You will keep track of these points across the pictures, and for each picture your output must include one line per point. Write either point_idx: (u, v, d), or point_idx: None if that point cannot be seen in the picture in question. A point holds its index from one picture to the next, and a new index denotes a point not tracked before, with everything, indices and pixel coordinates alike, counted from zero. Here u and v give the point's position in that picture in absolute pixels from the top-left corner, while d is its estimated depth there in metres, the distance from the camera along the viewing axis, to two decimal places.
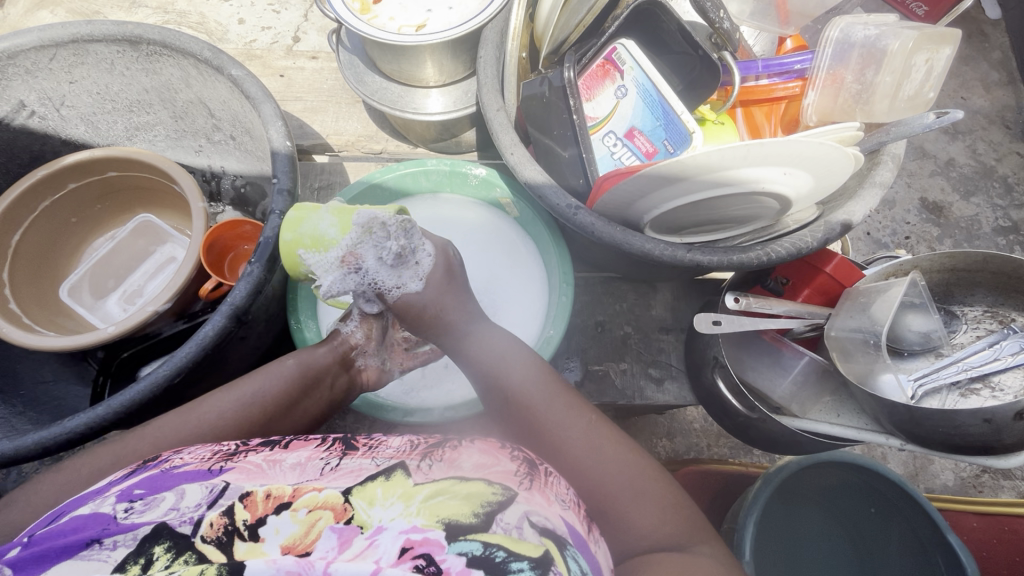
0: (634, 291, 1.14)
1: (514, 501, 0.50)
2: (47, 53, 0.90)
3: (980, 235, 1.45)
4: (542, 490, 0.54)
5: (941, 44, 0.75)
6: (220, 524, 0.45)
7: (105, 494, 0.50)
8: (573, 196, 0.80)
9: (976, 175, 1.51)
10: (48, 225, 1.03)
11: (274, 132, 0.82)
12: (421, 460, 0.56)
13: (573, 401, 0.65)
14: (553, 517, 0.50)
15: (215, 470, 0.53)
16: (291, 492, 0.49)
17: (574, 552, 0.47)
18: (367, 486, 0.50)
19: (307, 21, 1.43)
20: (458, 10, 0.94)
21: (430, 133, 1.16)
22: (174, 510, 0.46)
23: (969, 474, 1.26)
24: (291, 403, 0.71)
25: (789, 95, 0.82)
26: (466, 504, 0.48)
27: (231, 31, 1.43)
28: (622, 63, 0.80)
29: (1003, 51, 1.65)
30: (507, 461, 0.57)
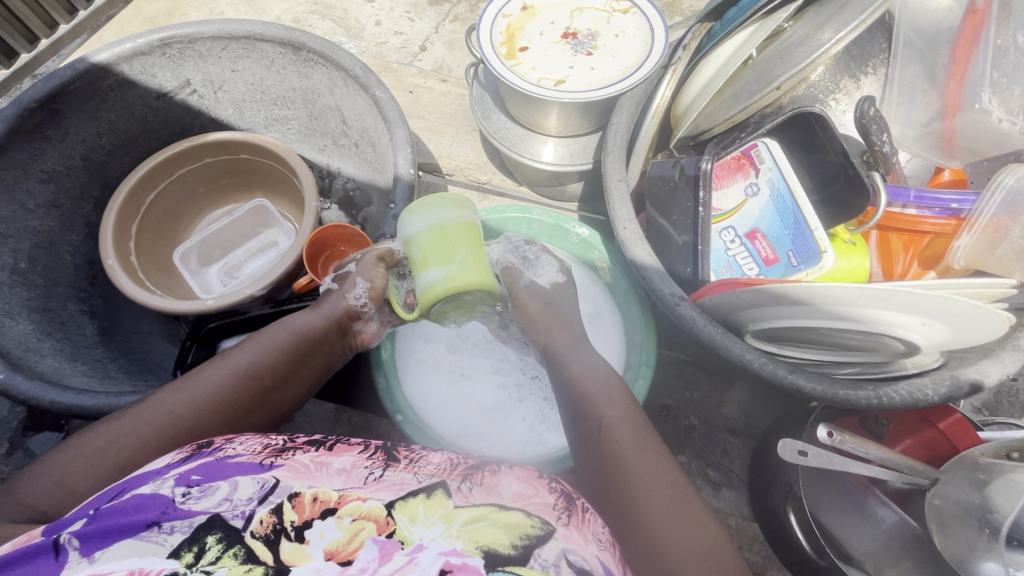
0: (709, 381, 1.08)
1: (552, 537, 0.47)
2: (221, 43, 0.99)
3: None
4: (579, 527, 0.51)
5: None
6: (270, 521, 0.45)
7: (164, 477, 0.50)
8: (677, 285, 0.77)
9: None
10: (180, 192, 1.12)
11: (401, 158, 0.86)
12: (461, 481, 0.53)
13: (624, 397, 0.63)
14: (590, 558, 0.47)
15: (266, 464, 0.52)
16: (336, 498, 0.49)
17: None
18: (409, 501, 0.49)
19: (438, 34, 1.49)
20: (599, 72, 0.95)
21: (538, 178, 1.17)
22: (227, 502, 0.47)
23: None
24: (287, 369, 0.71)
25: (936, 232, 0.75)
26: (505, 534, 0.46)
27: (367, 30, 1.51)
28: (759, 161, 0.78)
29: None
30: (545, 494, 0.54)
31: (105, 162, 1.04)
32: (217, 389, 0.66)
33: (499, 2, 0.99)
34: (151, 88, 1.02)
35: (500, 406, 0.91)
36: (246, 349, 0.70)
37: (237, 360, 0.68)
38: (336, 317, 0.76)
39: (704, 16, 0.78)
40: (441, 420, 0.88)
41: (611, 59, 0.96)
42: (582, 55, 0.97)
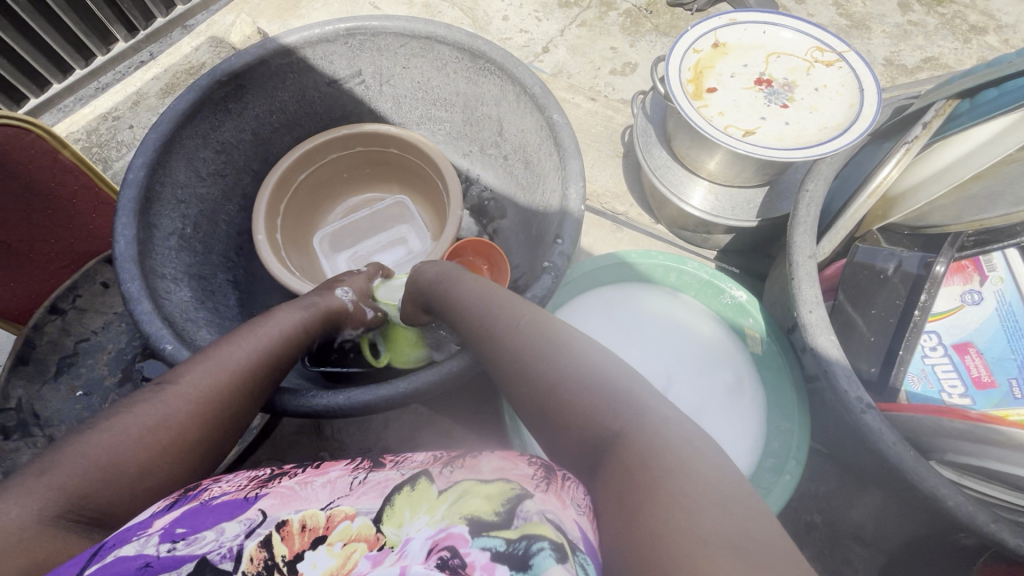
0: (839, 478, 0.99)
1: (532, 497, 0.44)
2: (402, 41, 0.99)
3: None
4: (559, 492, 0.45)
5: None
6: (260, 557, 0.40)
7: (146, 532, 0.42)
8: (864, 388, 0.68)
9: None
10: (326, 177, 1.14)
11: (573, 192, 0.82)
12: (443, 467, 0.50)
13: (590, 371, 0.48)
14: (566, 520, 0.42)
15: (251, 496, 0.45)
16: (326, 521, 0.43)
17: (583, 558, 0.40)
18: (396, 504, 0.45)
19: (561, 37, 1.48)
20: (795, 128, 0.87)
21: (684, 222, 1.10)
22: (215, 544, 0.41)
23: None
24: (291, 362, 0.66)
25: None
26: (486, 503, 0.44)
27: (492, 24, 1.50)
28: (988, 269, 0.69)
29: None
30: (526, 464, 0.49)
31: (269, 138, 1.06)
32: (228, 373, 0.57)
33: (692, 36, 0.93)
34: (325, 74, 1.03)
35: None
36: (251, 327, 0.63)
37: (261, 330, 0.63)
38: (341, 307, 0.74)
39: (951, 94, 0.69)
40: None
41: (809, 115, 0.88)
42: (776, 107, 0.89)
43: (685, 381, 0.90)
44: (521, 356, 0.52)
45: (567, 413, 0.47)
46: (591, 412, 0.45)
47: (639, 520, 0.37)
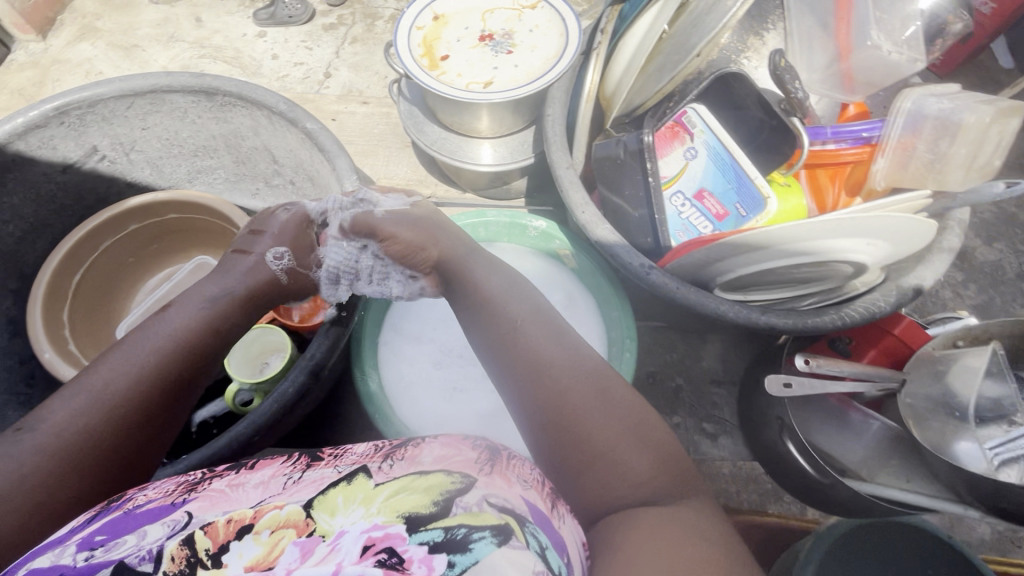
0: (684, 342, 1.14)
1: (473, 486, 0.46)
2: (125, 102, 0.92)
3: (1003, 281, 1.44)
4: (502, 474, 0.50)
5: (1011, 117, 0.76)
6: (182, 556, 0.40)
7: (63, 544, 0.42)
8: (644, 255, 0.80)
9: (999, 222, 1.51)
10: (108, 266, 1.04)
11: (349, 186, 0.84)
12: (381, 461, 0.51)
13: (602, 389, 0.56)
14: (513, 497, 0.47)
15: (178, 503, 0.46)
16: (252, 512, 0.44)
17: (534, 528, 0.44)
18: (328, 494, 0.45)
19: (340, 59, 1.47)
20: (523, 68, 0.97)
21: (481, 181, 1.18)
22: (134, 549, 0.40)
23: None
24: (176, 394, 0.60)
25: (856, 160, 0.82)
26: (425, 496, 0.45)
27: (264, 65, 1.48)
28: (692, 126, 0.83)
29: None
30: (469, 451, 0.53)
31: (16, 249, 0.96)
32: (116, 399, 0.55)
33: (410, 16, 1.00)
34: (54, 162, 0.94)
35: (497, 410, 0.88)
36: (129, 348, 0.59)
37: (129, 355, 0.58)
38: (259, 284, 0.67)
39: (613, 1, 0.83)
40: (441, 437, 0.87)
41: (531, 54, 0.98)
42: (503, 54, 0.99)
43: None
44: (512, 342, 0.59)
45: (567, 413, 0.54)
46: (579, 416, 0.54)
47: (634, 532, 0.47)
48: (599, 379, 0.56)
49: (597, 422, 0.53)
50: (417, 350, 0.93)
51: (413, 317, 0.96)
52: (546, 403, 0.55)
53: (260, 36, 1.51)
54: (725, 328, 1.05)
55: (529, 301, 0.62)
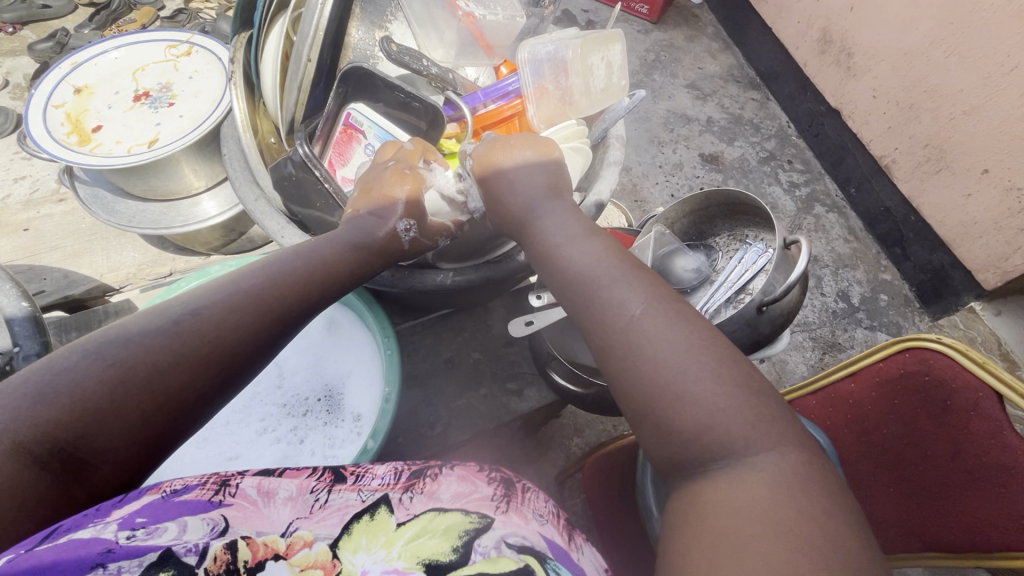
0: (471, 318, 1.19)
1: (491, 527, 0.53)
2: None
3: (751, 169, 1.87)
4: (518, 509, 0.58)
5: (609, 43, 0.92)
6: (224, 558, 0.44)
7: (104, 520, 0.42)
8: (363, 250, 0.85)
9: (732, 124, 1.96)
10: None
11: (3, 297, 0.74)
12: (402, 492, 0.56)
13: (636, 274, 0.60)
14: (531, 535, 0.54)
15: (215, 501, 0.48)
16: (284, 547, 0.48)
17: (554, 564, 0.52)
18: (353, 533, 0.51)
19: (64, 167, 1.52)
20: (189, 116, 0.93)
21: (214, 237, 1.13)
22: (179, 542, 0.43)
23: (815, 360, 1.51)
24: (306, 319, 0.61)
25: (515, 112, 0.93)
26: (445, 540, 0.51)
27: None
28: (361, 125, 0.83)
29: (714, 26, 2.23)
30: (484, 487, 0.59)
31: None
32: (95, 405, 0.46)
33: (39, 97, 0.90)
34: None
35: (283, 461, 0.86)
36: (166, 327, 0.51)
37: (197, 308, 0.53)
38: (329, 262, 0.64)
39: (238, 29, 0.87)
40: None
41: (196, 100, 0.95)
42: (164, 108, 0.94)
43: (291, 353, 0.95)
44: (591, 301, 0.59)
45: (590, 320, 0.58)
46: (617, 375, 0.54)
47: (705, 512, 0.45)
48: (624, 333, 0.55)
49: (614, 321, 0.56)
50: None
51: None
52: (613, 377, 0.55)
53: None
54: (494, 294, 1.12)
55: (561, 236, 0.66)
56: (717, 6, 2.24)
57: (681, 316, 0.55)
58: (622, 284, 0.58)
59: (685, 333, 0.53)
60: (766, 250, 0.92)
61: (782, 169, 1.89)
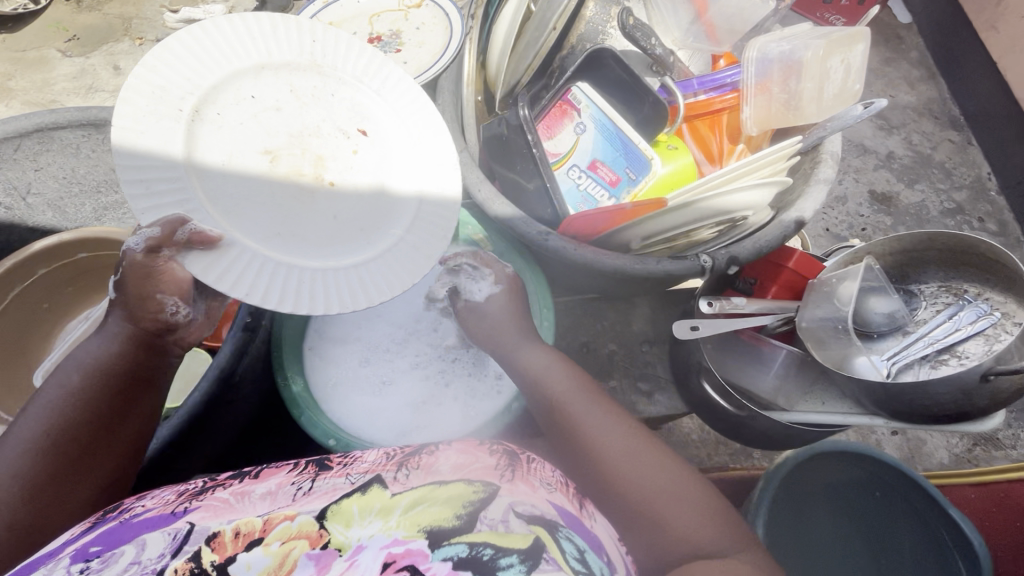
0: (614, 309, 1.17)
1: (497, 495, 0.51)
2: (13, 143, 0.91)
3: (928, 219, 1.64)
4: (524, 478, 0.55)
5: (852, 43, 0.83)
6: (186, 568, 0.43)
7: (58, 557, 0.44)
8: (541, 223, 0.84)
9: (915, 164, 1.73)
10: (19, 310, 1.02)
11: None
12: (397, 470, 0.54)
13: (600, 397, 0.69)
14: (539, 504, 0.52)
15: (180, 511, 0.48)
16: (262, 525, 0.46)
17: (568, 532, 0.50)
18: (343, 505, 0.49)
19: None
20: (413, 64, 1.00)
21: None
22: (135, 564, 0.43)
23: (964, 451, 1.32)
24: (105, 411, 0.59)
25: (727, 107, 0.89)
26: (447, 508, 0.48)
27: None
28: (577, 102, 0.87)
29: (919, 51, 1.92)
30: (486, 457, 0.57)
31: None
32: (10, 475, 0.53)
33: None
34: None
35: (431, 396, 0.92)
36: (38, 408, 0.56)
37: (11, 445, 0.54)
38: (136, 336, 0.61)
39: None
40: (375, 429, 0.89)
41: (420, 50, 1.02)
42: (392, 54, 1.02)
43: None
44: (565, 412, 0.67)
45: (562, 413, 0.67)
46: (596, 467, 0.62)
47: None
48: (621, 442, 0.62)
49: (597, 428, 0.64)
50: (345, 351, 0.94)
51: (335, 319, 0.96)
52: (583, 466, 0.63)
53: None
54: (644, 289, 1.10)
55: (516, 352, 0.75)
56: (929, 27, 1.92)
57: (655, 440, 0.63)
58: (596, 410, 0.66)
59: (668, 454, 0.61)
60: (989, 314, 0.80)
61: (970, 227, 1.64)
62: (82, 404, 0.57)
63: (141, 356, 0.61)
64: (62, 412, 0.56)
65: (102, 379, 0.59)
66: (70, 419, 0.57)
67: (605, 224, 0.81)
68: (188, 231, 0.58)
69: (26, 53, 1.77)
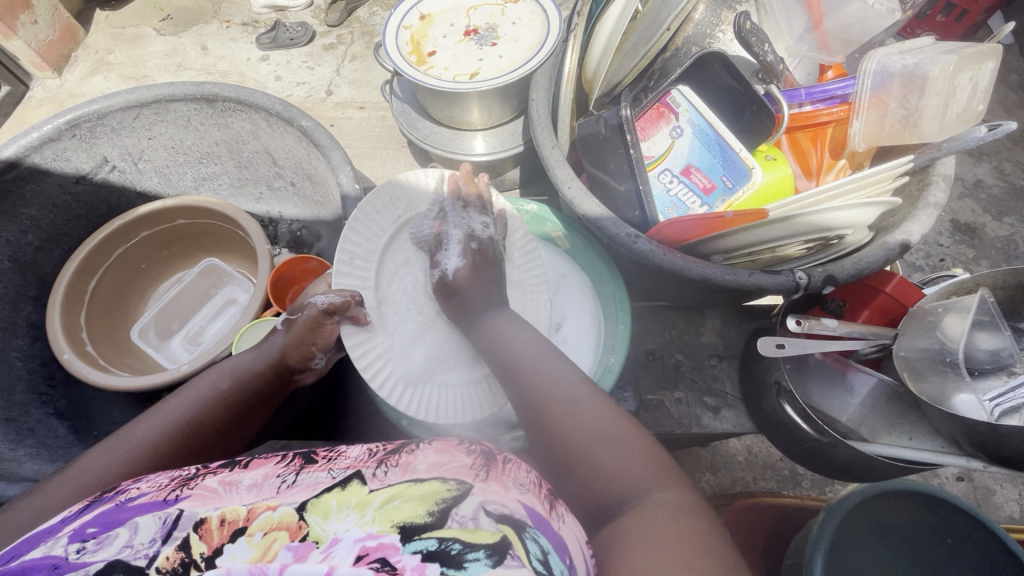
0: (683, 319, 1.15)
1: (469, 493, 0.47)
2: (132, 112, 0.98)
3: (1017, 254, 1.53)
4: (499, 479, 0.51)
5: (984, 60, 0.78)
6: (177, 556, 0.40)
7: (56, 536, 0.44)
8: (631, 226, 0.82)
9: (1006, 195, 1.62)
10: (123, 269, 1.09)
11: (344, 178, 0.88)
12: (376, 467, 0.51)
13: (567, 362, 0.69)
14: (511, 503, 0.48)
15: (170, 499, 0.47)
16: (245, 514, 0.44)
17: (534, 532, 0.45)
18: (322, 498, 0.46)
19: (339, 76, 1.69)
20: (508, 57, 1.01)
21: (476, 173, 1.24)
22: (127, 549, 0.41)
23: None
24: (234, 420, 0.73)
25: (833, 120, 0.86)
26: (421, 504, 0.45)
27: (269, 86, 1.70)
28: (676, 106, 0.86)
29: (1021, 73, 1.79)
30: (463, 457, 0.54)
31: (34, 259, 1.00)
32: (175, 420, 0.67)
33: (397, 16, 1.04)
34: (67, 173, 0.99)
35: None
36: (203, 385, 0.73)
37: (161, 416, 0.67)
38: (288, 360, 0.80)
39: None
40: None
41: (515, 45, 1.02)
42: (488, 47, 1.03)
43: None
44: (510, 371, 0.70)
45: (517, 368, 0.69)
46: (537, 415, 0.64)
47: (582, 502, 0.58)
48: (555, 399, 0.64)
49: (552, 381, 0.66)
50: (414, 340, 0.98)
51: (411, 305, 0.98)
52: (528, 412, 0.65)
53: (262, 61, 1.76)
54: (719, 302, 1.07)
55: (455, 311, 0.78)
56: None
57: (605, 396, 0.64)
58: (562, 363, 0.68)
59: (607, 404, 0.63)
60: None
61: None
62: (223, 407, 0.71)
63: (273, 385, 0.79)
64: (202, 405, 0.70)
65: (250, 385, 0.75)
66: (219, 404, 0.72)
67: (694, 232, 0.79)
68: (353, 310, 0.77)
69: (125, 30, 1.88)
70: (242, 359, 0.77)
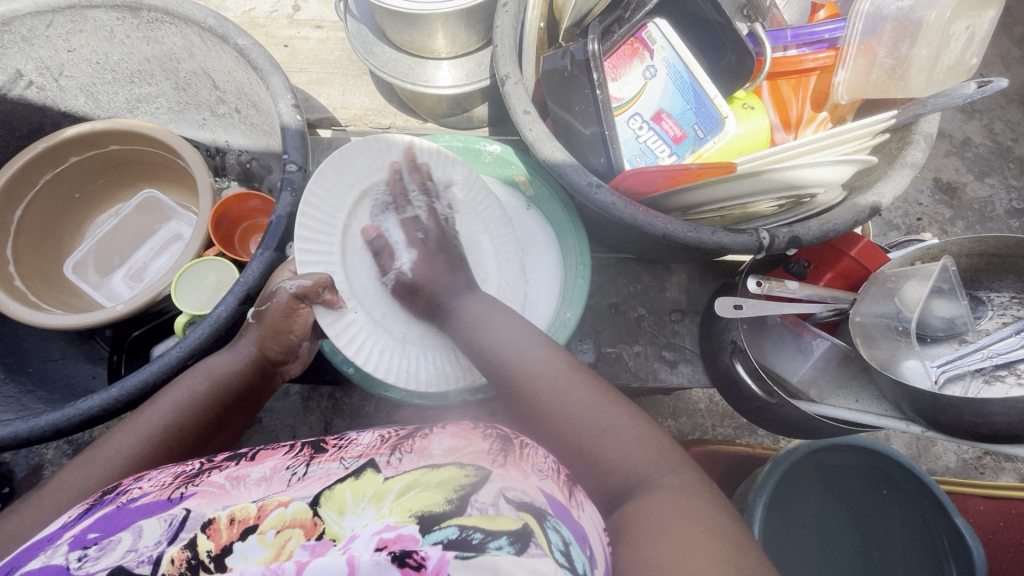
0: (649, 273, 1.12)
1: (488, 480, 0.46)
2: (44, 19, 0.87)
3: (993, 217, 1.52)
4: (517, 464, 0.50)
5: (984, 9, 0.71)
6: (182, 559, 0.39)
7: (55, 545, 0.42)
8: (594, 174, 0.76)
9: (991, 155, 1.59)
10: (52, 196, 1.01)
11: (283, 106, 0.80)
12: (390, 454, 0.51)
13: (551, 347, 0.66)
14: (530, 490, 0.46)
15: (176, 498, 0.46)
16: (256, 512, 0.43)
17: (556, 521, 0.44)
18: (336, 490, 0.45)
19: None
20: None
21: (440, 107, 1.15)
22: (131, 553, 0.40)
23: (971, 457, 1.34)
24: (216, 421, 0.69)
25: (819, 67, 0.80)
26: (439, 492, 0.43)
27: None
28: (652, 42, 0.79)
29: None
30: (479, 441, 0.53)
31: None
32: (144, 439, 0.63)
33: None
34: None
35: None
36: (174, 392, 0.67)
37: (136, 427, 0.63)
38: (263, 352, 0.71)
39: None
40: None
41: None
42: None
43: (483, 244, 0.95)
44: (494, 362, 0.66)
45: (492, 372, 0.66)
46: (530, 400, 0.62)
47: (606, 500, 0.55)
48: (543, 392, 0.61)
49: (533, 376, 0.62)
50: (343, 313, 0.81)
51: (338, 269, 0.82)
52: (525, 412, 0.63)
53: None
54: (689, 257, 1.03)
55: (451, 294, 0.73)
56: None
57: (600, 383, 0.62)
58: (540, 351, 0.65)
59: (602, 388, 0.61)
60: None
61: None
62: (196, 414, 0.66)
63: (254, 381, 0.72)
64: (179, 413, 0.66)
65: (226, 391, 0.69)
66: (191, 413, 0.66)
67: (661, 184, 0.74)
68: (325, 296, 0.69)
69: None
70: (215, 359, 0.70)
